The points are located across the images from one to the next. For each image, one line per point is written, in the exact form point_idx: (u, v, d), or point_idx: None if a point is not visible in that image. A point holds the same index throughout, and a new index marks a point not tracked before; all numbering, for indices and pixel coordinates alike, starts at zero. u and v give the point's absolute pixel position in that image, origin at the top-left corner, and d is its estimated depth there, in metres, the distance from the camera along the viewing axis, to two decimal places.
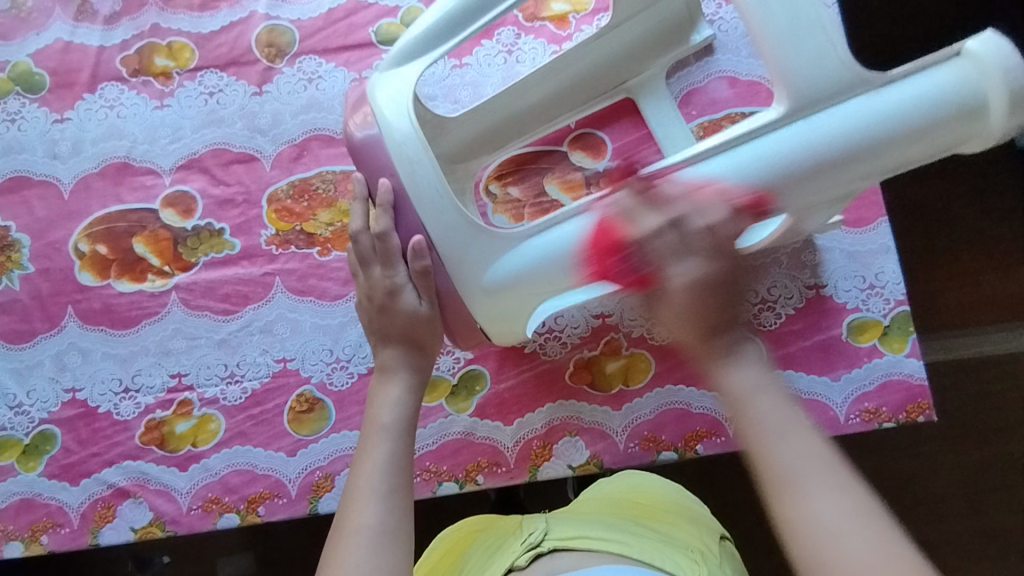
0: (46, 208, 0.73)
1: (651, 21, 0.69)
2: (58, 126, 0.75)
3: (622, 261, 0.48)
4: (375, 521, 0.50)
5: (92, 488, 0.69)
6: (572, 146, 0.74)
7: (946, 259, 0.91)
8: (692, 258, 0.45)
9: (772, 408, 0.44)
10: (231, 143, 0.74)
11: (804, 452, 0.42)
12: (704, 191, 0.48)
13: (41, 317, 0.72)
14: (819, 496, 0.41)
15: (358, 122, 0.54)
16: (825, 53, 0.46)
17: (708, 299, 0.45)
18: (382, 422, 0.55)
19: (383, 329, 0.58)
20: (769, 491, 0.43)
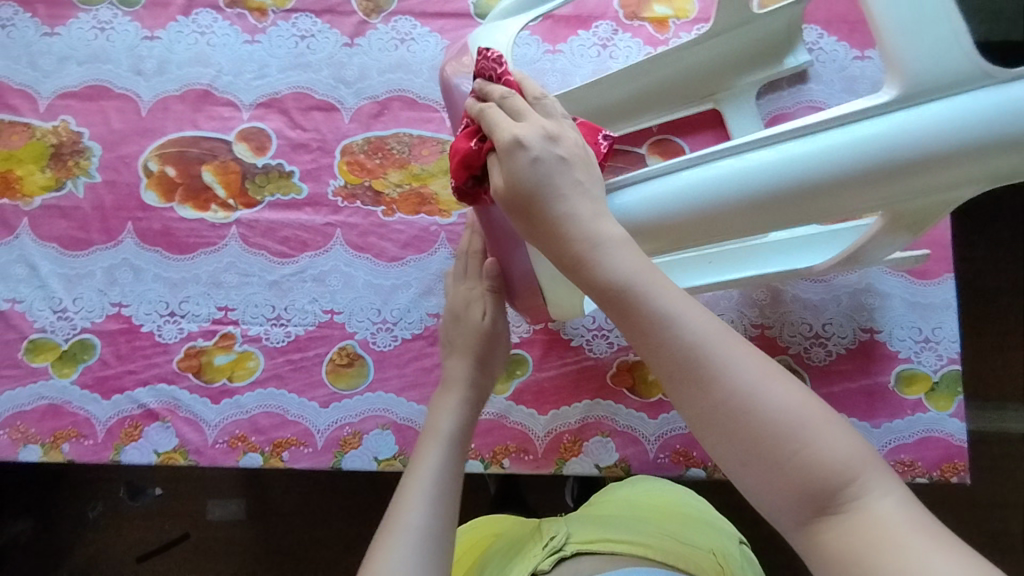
0: (122, 121, 0.74)
1: (751, 37, 0.67)
2: (147, 44, 0.75)
3: (479, 136, 0.48)
4: (424, 519, 0.48)
5: (122, 405, 0.69)
6: (651, 149, 0.74)
7: (989, 329, 0.92)
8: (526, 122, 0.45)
9: (648, 279, 0.39)
10: (314, 89, 0.74)
11: (708, 325, 0.37)
12: (792, 173, 0.45)
13: (100, 229, 0.72)
14: (728, 368, 0.36)
15: (458, 67, 0.55)
16: (950, 47, 0.43)
17: (523, 177, 0.43)
18: (440, 429, 0.55)
19: (450, 341, 0.61)
20: (689, 383, 0.37)
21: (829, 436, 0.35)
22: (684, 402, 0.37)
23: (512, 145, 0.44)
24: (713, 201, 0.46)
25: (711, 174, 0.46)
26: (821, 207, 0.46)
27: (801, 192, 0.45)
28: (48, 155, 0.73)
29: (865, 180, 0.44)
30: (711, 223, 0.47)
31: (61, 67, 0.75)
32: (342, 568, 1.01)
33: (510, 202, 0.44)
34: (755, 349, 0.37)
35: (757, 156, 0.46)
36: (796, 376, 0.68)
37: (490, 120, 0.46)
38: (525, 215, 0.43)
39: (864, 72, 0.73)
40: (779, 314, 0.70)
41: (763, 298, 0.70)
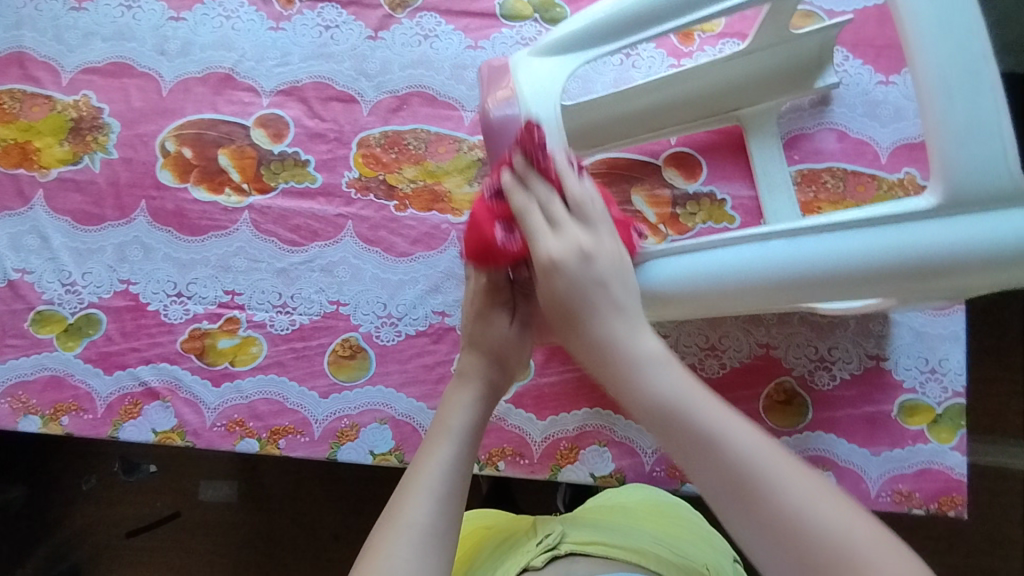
0: (142, 100, 0.74)
1: (781, 56, 0.68)
2: (172, 24, 0.75)
3: (501, 228, 0.53)
4: (427, 520, 0.46)
5: (124, 382, 0.69)
6: (667, 161, 0.73)
7: (995, 364, 0.91)
8: (560, 233, 0.50)
9: (686, 404, 0.43)
10: (335, 80, 0.74)
11: (754, 445, 0.41)
12: (820, 262, 0.49)
13: (113, 206, 0.72)
14: (781, 493, 0.39)
15: (497, 101, 0.55)
16: (996, 158, 0.46)
17: (563, 297, 0.49)
18: (451, 425, 0.52)
19: (471, 334, 0.57)
20: (729, 507, 0.40)
21: (884, 558, 0.37)
22: (735, 522, 0.40)
23: (553, 252, 0.49)
24: (748, 277, 0.51)
25: (752, 252, 0.50)
26: (844, 291, 0.49)
27: (827, 279, 0.49)
28: (67, 128, 0.73)
29: (902, 277, 0.48)
30: (745, 294, 0.51)
31: (87, 43, 0.75)
32: (330, 557, 1.01)
33: (556, 317, 0.50)
34: (788, 457, 0.41)
35: (799, 242, 0.49)
36: (799, 400, 0.68)
37: (530, 227, 0.50)
38: (569, 337, 0.49)
39: (887, 97, 0.73)
40: (785, 335, 0.69)
41: (770, 318, 0.70)
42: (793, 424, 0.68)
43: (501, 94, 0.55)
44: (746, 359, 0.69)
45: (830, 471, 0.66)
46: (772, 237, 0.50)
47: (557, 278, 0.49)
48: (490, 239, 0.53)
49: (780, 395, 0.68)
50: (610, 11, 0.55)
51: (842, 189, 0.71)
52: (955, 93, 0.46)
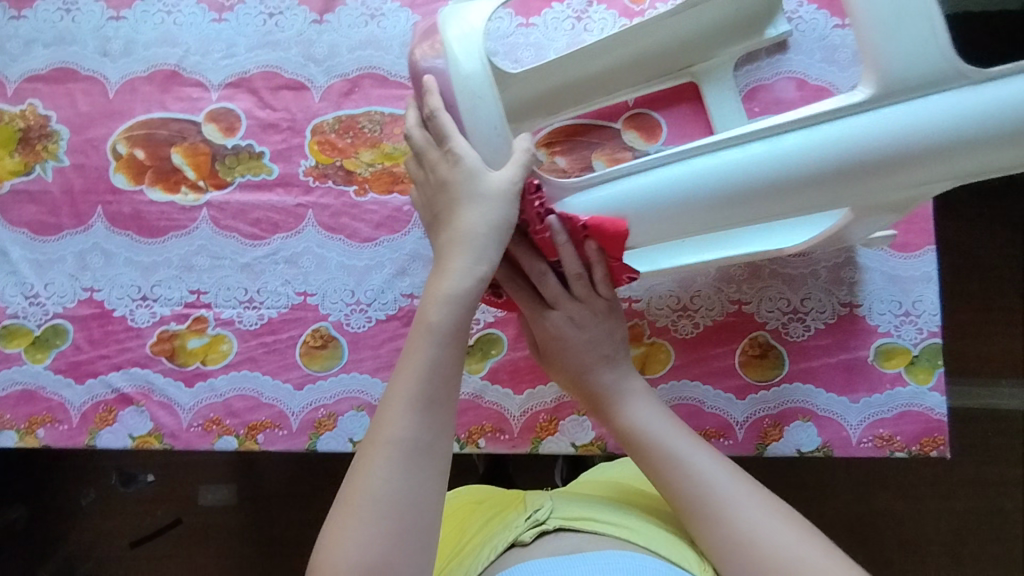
0: (89, 104, 0.73)
1: (730, 8, 0.66)
2: (112, 24, 0.74)
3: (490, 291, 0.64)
4: (409, 434, 0.46)
5: (96, 390, 0.68)
6: (626, 124, 0.72)
7: (977, 305, 0.91)
8: (555, 312, 0.61)
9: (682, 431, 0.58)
10: (284, 68, 0.73)
11: (715, 471, 0.54)
12: (741, 175, 0.48)
13: (70, 213, 0.71)
14: (741, 514, 0.52)
15: (424, 53, 0.52)
16: (925, 42, 0.44)
17: (572, 354, 0.61)
18: (429, 323, 0.49)
19: (442, 205, 0.52)
20: (699, 520, 0.53)
21: (801, 546, 0.49)
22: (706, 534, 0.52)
23: (564, 327, 0.61)
24: (664, 203, 0.50)
25: (682, 169, 0.49)
26: (774, 206, 0.49)
27: (750, 191, 0.48)
28: (16, 139, 0.72)
29: (837, 179, 0.47)
30: (681, 214, 0.50)
31: (28, 51, 0.74)
32: None
33: (568, 386, 0.63)
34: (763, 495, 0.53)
35: (729, 153, 0.48)
36: (774, 352, 0.68)
37: (531, 309, 0.61)
38: (579, 396, 0.63)
39: (843, 41, 0.71)
40: (756, 290, 0.69)
41: (739, 273, 0.69)
42: (770, 377, 0.67)
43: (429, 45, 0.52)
44: (720, 317, 0.69)
45: (811, 421, 0.66)
46: (698, 155, 0.49)
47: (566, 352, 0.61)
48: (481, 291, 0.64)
49: (756, 349, 0.68)
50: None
51: None
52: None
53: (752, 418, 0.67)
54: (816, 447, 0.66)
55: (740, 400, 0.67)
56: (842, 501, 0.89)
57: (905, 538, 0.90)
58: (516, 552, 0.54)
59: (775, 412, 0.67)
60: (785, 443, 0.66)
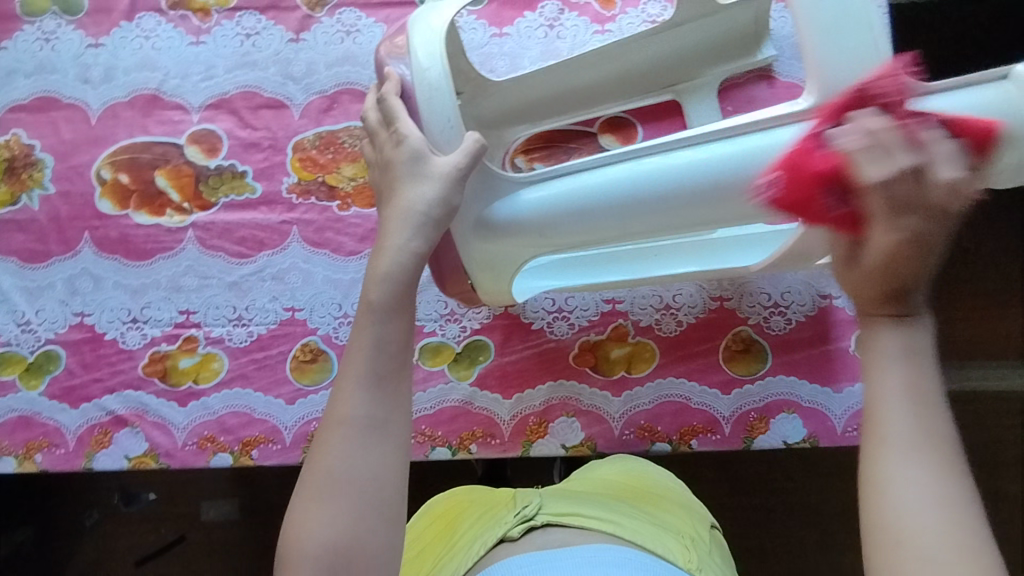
0: (73, 131, 0.74)
1: (718, 29, 0.67)
2: (92, 51, 0.75)
3: (827, 196, 0.34)
4: (362, 413, 0.44)
5: (91, 413, 0.69)
6: (602, 128, 0.74)
7: (958, 289, 0.93)
8: (904, 219, 0.31)
9: (924, 424, 0.33)
10: (263, 87, 0.74)
11: (922, 434, 0.33)
12: (663, 180, 0.50)
13: (58, 240, 0.72)
14: (912, 486, 0.32)
15: (392, 49, 0.54)
16: (863, 57, 0.47)
17: (893, 268, 0.33)
18: (372, 298, 0.47)
19: (385, 184, 0.51)
20: (867, 451, 0.34)
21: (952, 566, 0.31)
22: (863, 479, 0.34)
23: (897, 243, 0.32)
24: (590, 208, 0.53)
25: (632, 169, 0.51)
26: (692, 213, 0.51)
27: (669, 198, 0.51)
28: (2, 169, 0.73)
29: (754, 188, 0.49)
30: (628, 214, 0.52)
31: (10, 81, 0.75)
32: None
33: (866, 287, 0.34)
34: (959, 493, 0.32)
35: (677, 154, 0.50)
36: (757, 346, 0.69)
37: (875, 206, 0.32)
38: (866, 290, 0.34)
39: None
40: (737, 287, 0.70)
41: None
42: (754, 370, 0.68)
43: (398, 40, 0.54)
44: (701, 314, 0.70)
45: (796, 413, 0.67)
46: (648, 155, 0.51)
47: (869, 270, 0.33)
48: (816, 211, 0.35)
49: (739, 344, 0.69)
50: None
51: None
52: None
53: (738, 412, 0.68)
54: (802, 438, 0.67)
55: (725, 395, 0.68)
56: (837, 490, 0.91)
57: None
58: (505, 547, 0.55)
59: (760, 406, 0.68)
60: (772, 435, 0.67)
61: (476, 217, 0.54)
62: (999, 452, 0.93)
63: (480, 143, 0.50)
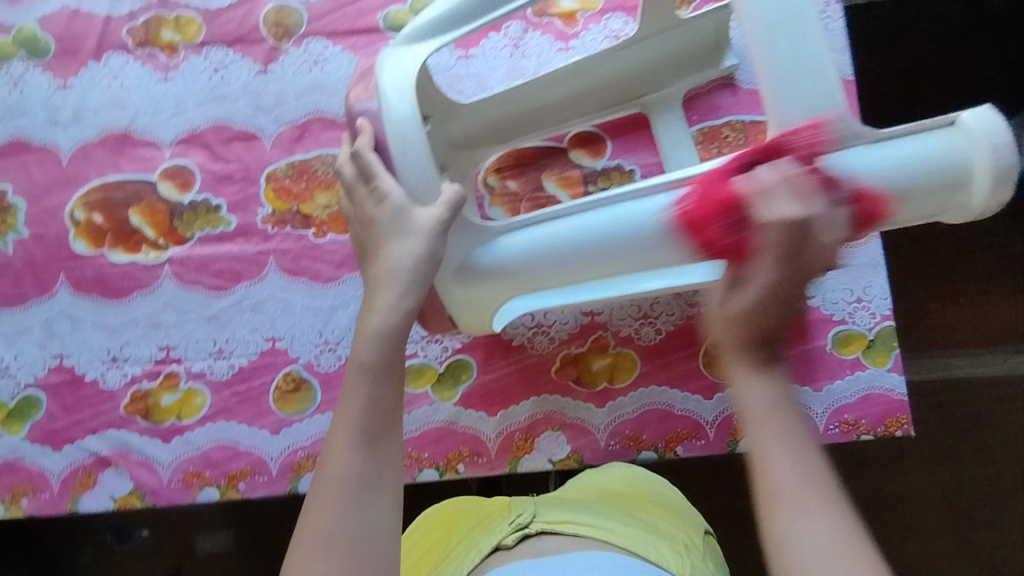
0: (44, 174, 0.74)
1: (680, 42, 0.68)
2: (61, 93, 0.75)
3: (722, 224, 0.45)
4: (352, 472, 0.47)
5: (74, 456, 0.69)
6: (572, 143, 0.74)
7: (935, 281, 0.94)
8: (771, 266, 0.42)
9: (804, 468, 0.40)
10: (233, 120, 0.74)
11: (796, 477, 0.40)
12: (634, 226, 0.51)
13: (34, 283, 0.72)
14: (802, 524, 0.39)
15: (360, 96, 0.54)
16: (824, 105, 0.45)
17: (750, 323, 0.42)
18: (361, 359, 0.49)
19: (369, 239, 0.53)
20: (762, 505, 0.41)
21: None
22: (774, 528, 0.40)
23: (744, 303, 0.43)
24: (562, 254, 0.53)
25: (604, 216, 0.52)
26: (660, 256, 0.51)
27: (638, 245, 0.51)
28: None
29: None
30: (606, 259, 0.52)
31: None
32: None
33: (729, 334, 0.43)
34: (837, 516, 0.39)
35: (650, 200, 0.50)
36: None
37: (767, 245, 0.42)
38: (728, 342, 0.43)
39: None
40: None
41: None
42: None
43: (365, 87, 0.54)
44: (680, 321, 0.71)
45: None
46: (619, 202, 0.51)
47: (731, 317, 0.43)
48: (714, 229, 0.46)
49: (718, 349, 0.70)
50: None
51: (744, 141, 0.71)
52: (779, 43, 0.45)
53: (721, 416, 0.69)
54: None
55: (707, 400, 0.69)
56: None
57: (888, 511, 0.93)
58: (500, 555, 0.56)
59: None
60: None
61: (459, 263, 0.55)
62: (988, 436, 0.93)
63: (460, 196, 0.51)
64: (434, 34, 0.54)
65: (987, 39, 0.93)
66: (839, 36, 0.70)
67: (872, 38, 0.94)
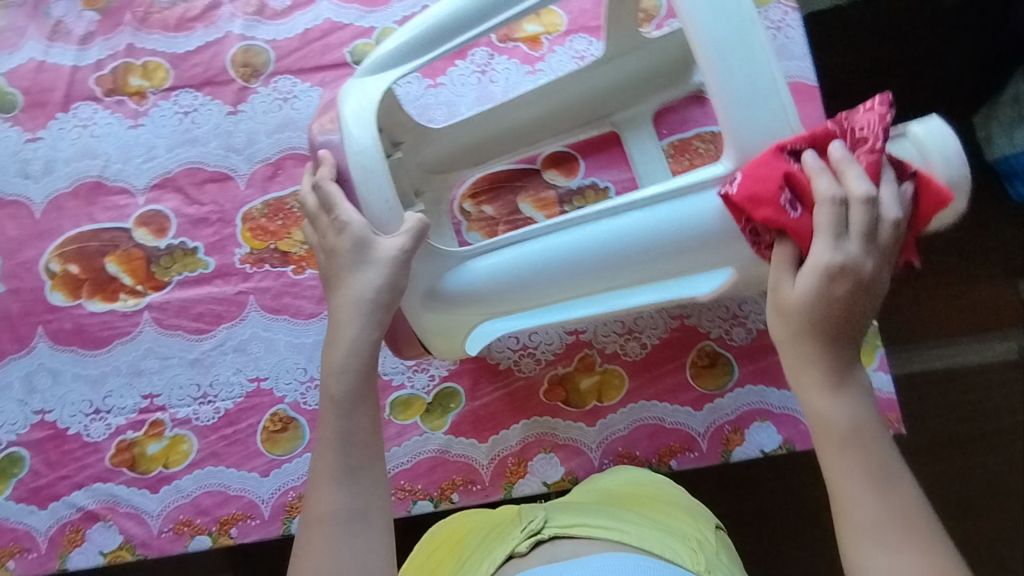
0: (17, 228, 0.73)
1: (650, 59, 0.68)
2: (30, 146, 0.75)
3: (784, 199, 0.47)
4: (335, 505, 0.49)
5: (60, 512, 0.67)
6: (546, 164, 0.74)
7: (916, 272, 0.95)
8: (845, 243, 0.45)
9: (884, 494, 0.47)
10: (206, 162, 0.74)
11: (874, 512, 0.47)
12: (594, 247, 0.52)
13: (11, 338, 0.71)
14: (874, 549, 0.46)
15: (322, 127, 0.54)
16: (777, 122, 0.47)
17: (820, 315, 0.47)
18: (332, 394, 0.51)
19: (332, 268, 0.53)
20: (843, 537, 0.48)
21: None
22: (855, 556, 0.47)
23: (812, 288, 0.46)
24: (533, 274, 0.54)
25: (580, 236, 0.52)
26: (617, 275, 0.53)
27: (598, 266, 0.53)
28: None
29: (673, 253, 0.51)
30: (580, 278, 0.54)
31: None
32: None
33: (794, 325, 0.48)
34: (906, 538, 0.46)
35: (608, 221, 0.52)
36: (722, 359, 0.70)
37: (825, 221, 0.45)
38: (797, 344, 0.48)
39: None
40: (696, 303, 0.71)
41: None
42: (721, 384, 0.69)
43: (329, 119, 0.54)
44: (664, 333, 0.71)
45: (769, 421, 0.68)
46: (598, 220, 0.52)
47: (802, 312, 0.47)
48: (773, 204, 0.46)
49: (704, 359, 0.70)
50: (442, 16, 0.54)
51: (713, 150, 0.72)
52: (729, 59, 0.47)
53: (713, 427, 0.68)
54: (778, 445, 0.68)
55: (697, 411, 0.69)
56: None
57: None
58: (514, 564, 0.54)
59: (733, 418, 0.68)
60: (748, 446, 0.68)
61: (427, 288, 0.55)
62: (985, 425, 0.93)
63: (422, 226, 0.50)
64: (397, 64, 0.54)
65: (948, 35, 0.95)
66: (798, 43, 0.72)
67: (836, 39, 0.96)
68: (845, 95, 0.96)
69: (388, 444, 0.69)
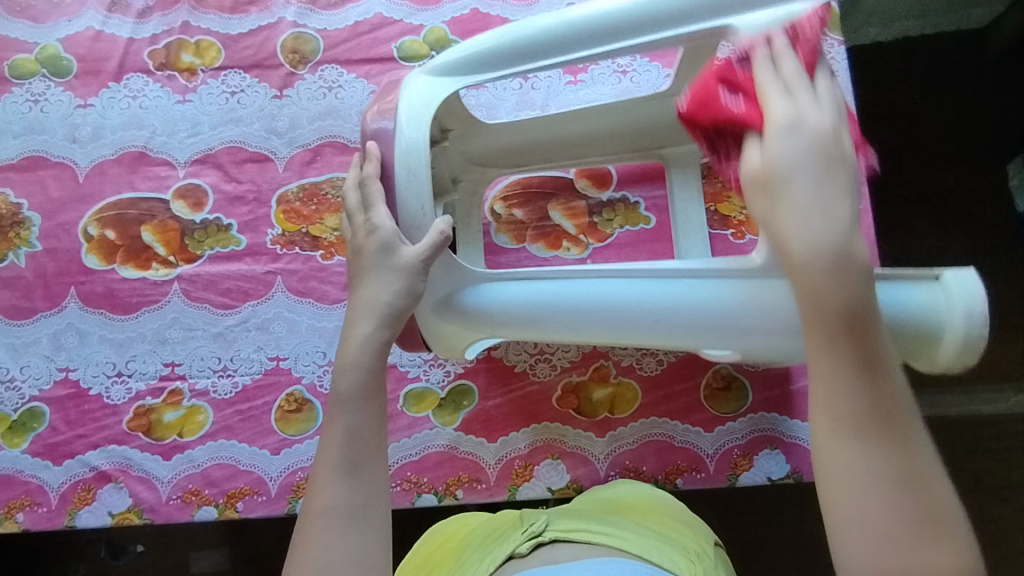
0: (60, 189, 0.75)
1: None
2: (80, 112, 0.77)
3: (729, 94, 0.48)
4: (340, 501, 0.47)
5: (74, 470, 0.69)
6: (578, 172, 0.75)
7: None
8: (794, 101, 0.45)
9: (864, 360, 0.40)
10: (247, 141, 0.76)
11: (852, 368, 0.40)
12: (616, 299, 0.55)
13: (43, 296, 0.73)
14: (847, 408, 0.40)
15: (374, 115, 0.55)
16: None
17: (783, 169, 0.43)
18: (340, 391, 0.49)
19: (355, 266, 0.53)
20: (815, 399, 0.41)
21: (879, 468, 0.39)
22: (822, 421, 0.41)
23: (772, 148, 0.44)
24: (558, 301, 0.56)
25: (621, 287, 0.55)
26: (633, 326, 0.56)
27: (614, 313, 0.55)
28: None
29: (688, 321, 0.54)
30: (592, 322, 0.56)
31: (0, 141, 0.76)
32: None
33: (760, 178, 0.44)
34: (882, 404, 0.40)
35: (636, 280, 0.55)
36: (737, 383, 0.70)
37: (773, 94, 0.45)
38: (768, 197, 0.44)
39: None
40: None
41: None
42: (735, 408, 0.69)
43: (383, 106, 0.55)
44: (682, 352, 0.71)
45: (778, 450, 0.68)
46: (652, 273, 0.54)
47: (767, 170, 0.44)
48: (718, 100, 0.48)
49: (719, 382, 0.70)
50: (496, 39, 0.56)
51: None
52: None
53: (722, 449, 0.69)
54: (786, 474, 0.68)
55: (707, 433, 0.69)
56: None
57: None
58: (514, 564, 0.54)
59: (743, 442, 0.69)
60: (756, 472, 0.68)
61: (441, 298, 0.57)
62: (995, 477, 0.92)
63: (445, 235, 0.51)
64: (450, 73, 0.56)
65: (988, 82, 0.95)
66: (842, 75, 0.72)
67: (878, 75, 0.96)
68: (882, 132, 0.95)
69: (398, 434, 0.70)
